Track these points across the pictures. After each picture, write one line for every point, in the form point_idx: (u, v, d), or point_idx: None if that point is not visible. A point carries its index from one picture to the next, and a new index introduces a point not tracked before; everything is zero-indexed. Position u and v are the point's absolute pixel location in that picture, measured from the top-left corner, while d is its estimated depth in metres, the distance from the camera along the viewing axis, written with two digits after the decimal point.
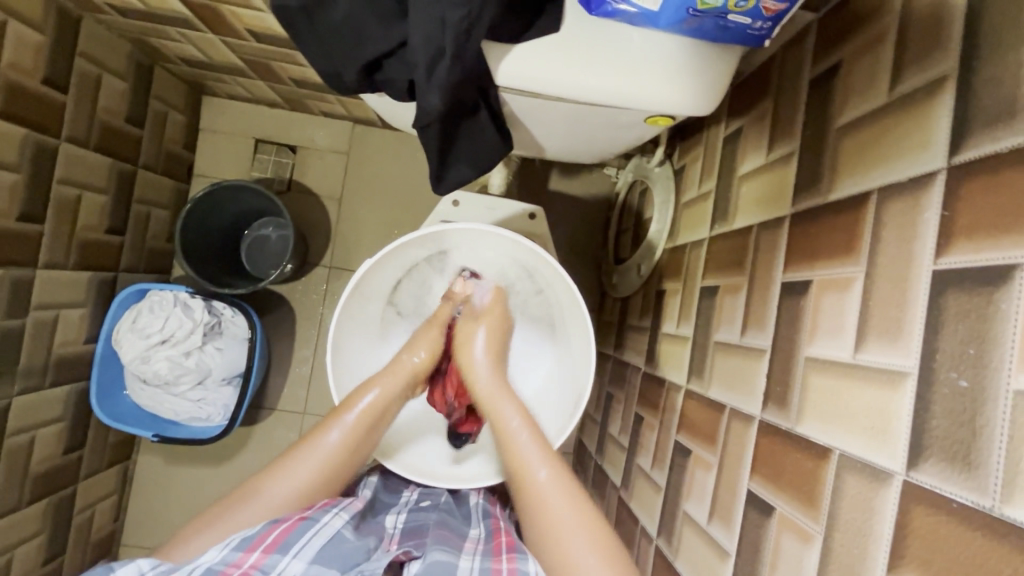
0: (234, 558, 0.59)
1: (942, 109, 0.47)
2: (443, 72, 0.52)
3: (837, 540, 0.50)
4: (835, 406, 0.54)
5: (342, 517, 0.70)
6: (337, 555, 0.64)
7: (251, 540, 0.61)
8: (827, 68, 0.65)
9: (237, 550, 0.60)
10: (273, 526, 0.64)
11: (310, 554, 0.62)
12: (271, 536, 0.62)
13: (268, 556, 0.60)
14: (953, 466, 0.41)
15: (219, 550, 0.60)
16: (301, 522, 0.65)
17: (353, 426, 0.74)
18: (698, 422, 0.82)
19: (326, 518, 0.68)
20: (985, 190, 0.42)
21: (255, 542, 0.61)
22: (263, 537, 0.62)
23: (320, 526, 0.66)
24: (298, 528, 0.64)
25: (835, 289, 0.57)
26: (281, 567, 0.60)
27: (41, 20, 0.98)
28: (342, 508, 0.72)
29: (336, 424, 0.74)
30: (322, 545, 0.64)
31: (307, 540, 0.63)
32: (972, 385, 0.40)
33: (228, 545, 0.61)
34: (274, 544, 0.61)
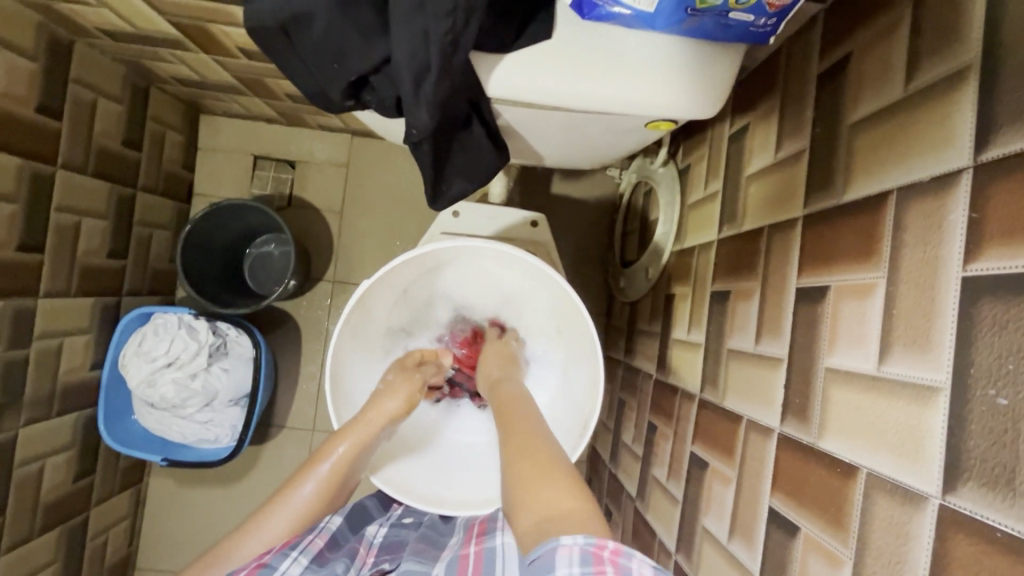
0: None
1: (964, 103, 0.44)
2: (431, 88, 0.49)
3: (869, 565, 0.47)
4: (859, 421, 0.50)
5: (300, 564, 0.62)
6: None
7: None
8: (836, 61, 0.62)
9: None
10: None
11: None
12: None
13: None
14: (995, 491, 0.37)
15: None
16: (257, 572, 0.59)
17: (327, 479, 0.70)
18: (714, 433, 0.79)
19: (284, 565, 0.61)
20: (1016, 190, 0.39)
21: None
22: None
23: (280, 573, 0.59)
24: None
25: (856, 296, 0.53)
26: None
27: (32, 47, 0.97)
28: (301, 550, 0.64)
29: (312, 473, 0.70)
30: None
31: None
32: (1013, 404, 0.37)
33: None
34: None
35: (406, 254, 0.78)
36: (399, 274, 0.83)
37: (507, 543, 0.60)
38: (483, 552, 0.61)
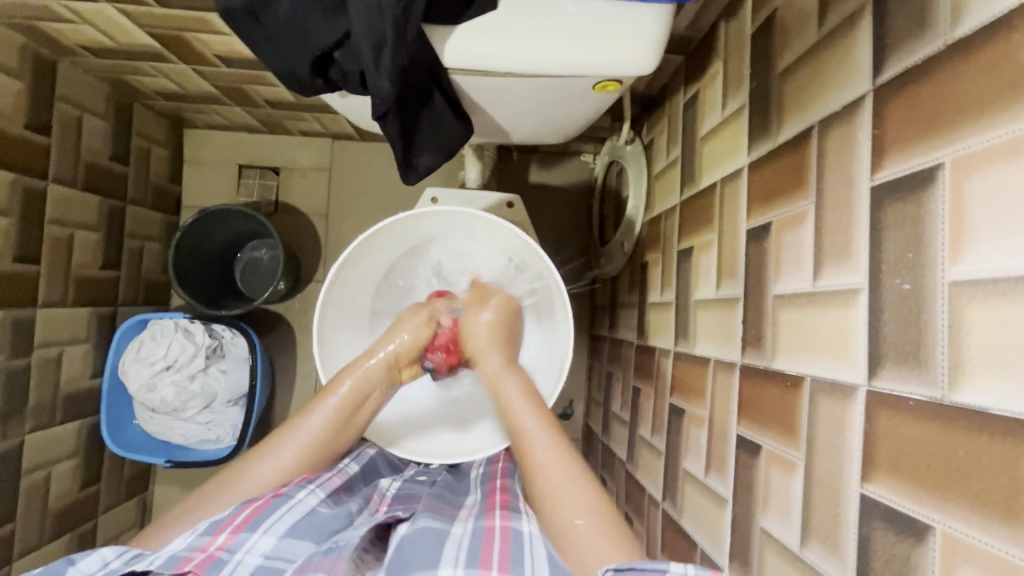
0: (201, 543, 0.58)
1: (864, 36, 0.49)
2: (389, 56, 0.54)
3: (817, 461, 0.51)
4: (803, 337, 0.55)
5: (317, 494, 0.69)
6: (311, 527, 0.64)
7: (218, 523, 0.61)
8: (765, 18, 0.67)
9: (203, 535, 0.59)
10: (242, 508, 0.64)
11: (282, 529, 0.62)
12: (240, 517, 0.62)
13: (236, 535, 0.60)
14: (906, 368, 0.41)
15: (184, 538, 0.59)
16: (273, 501, 0.65)
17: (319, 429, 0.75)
18: (689, 381, 0.83)
19: (301, 494, 0.68)
20: (905, 103, 0.43)
21: (223, 524, 0.61)
22: (232, 519, 0.62)
23: (293, 502, 0.66)
24: (270, 506, 0.64)
25: (792, 225, 0.58)
26: (250, 543, 0.59)
27: (18, 67, 1.02)
28: (318, 484, 0.71)
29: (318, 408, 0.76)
30: (296, 520, 0.64)
31: (279, 516, 0.63)
32: (914, 287, 0.41)
33: (195, 532, 0.60)
34: (244, 523, 0.61)
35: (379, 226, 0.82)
36: (375, 247, 0.86)
37: (535, 534, 0.61)
38: (509, 531, 0.60)
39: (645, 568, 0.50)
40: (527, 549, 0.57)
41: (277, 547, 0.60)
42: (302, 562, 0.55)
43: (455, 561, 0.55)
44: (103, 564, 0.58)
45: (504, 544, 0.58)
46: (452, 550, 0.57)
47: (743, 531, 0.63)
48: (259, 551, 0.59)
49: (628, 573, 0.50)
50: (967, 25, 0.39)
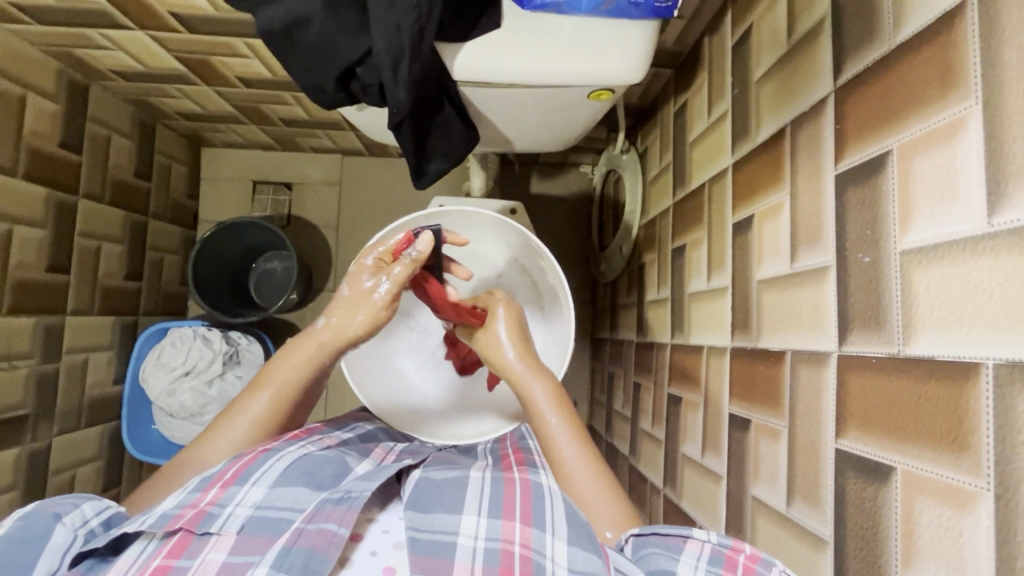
0: (193, 499, 0.58)
1: (825, 44, 0.56)
2: (405, 71, 0.61)
3: (800, 426, 0.56)
4: (784, 315, 0.60)
5: (309, 446, 0.68)
6: (303, 473, 0.63)
7: (209, 479, 0.60)
8: (742, 32, 0.74)
9: (194, 492, 0.58)
10: (232, 462, 0.62)
11: (271, 479, 0.61)
12: (229, 472, 0.61)
13: (227, 489, 0.59)
14: (870, 332, 0.47)
15: (175, 496, 0.58)
16: (262, 454, 0.64)
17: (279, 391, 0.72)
18: (685, 369, 0.88)
19: (291, 448, 0.67)
20: (860, 100, 0.50)
21: (213, 480, 0.60)
22: (222, 474, 0.60)
23: (284, 453, 0.65)
24: (259, 459, 0.63)
25: (772, 215, 0.64)
26: (241, 495, 0.58)
27: (54, 90, 1.10)
28: (311, 440, 0.70)
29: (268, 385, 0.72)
30: (287, 467, 0.63)
31: (268, 467, 0.62)
32: (872, 259, 0.47)
33: (186, 488, 0.59)
34: (234, 477, 0.60)
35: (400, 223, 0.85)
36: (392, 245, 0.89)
37: (552, 484, 0.62)
38: (529, 484, 0.62)
39: (667, 534, 0.55)
40: (546, 496, 0.60)
41: (268, 496, 0.59)
42: (312, 510, 0.57)
43: (478, 509, 0.58)
44: (83, 523, 0.55)
45: (524, 493, 0.60)
46: (474, 498, 0.60)
47: (736, 502, 0.68)
48: (250, 503, 0.58)
49: (652, 535, 0.56)
50: (905, 31, 0.45)
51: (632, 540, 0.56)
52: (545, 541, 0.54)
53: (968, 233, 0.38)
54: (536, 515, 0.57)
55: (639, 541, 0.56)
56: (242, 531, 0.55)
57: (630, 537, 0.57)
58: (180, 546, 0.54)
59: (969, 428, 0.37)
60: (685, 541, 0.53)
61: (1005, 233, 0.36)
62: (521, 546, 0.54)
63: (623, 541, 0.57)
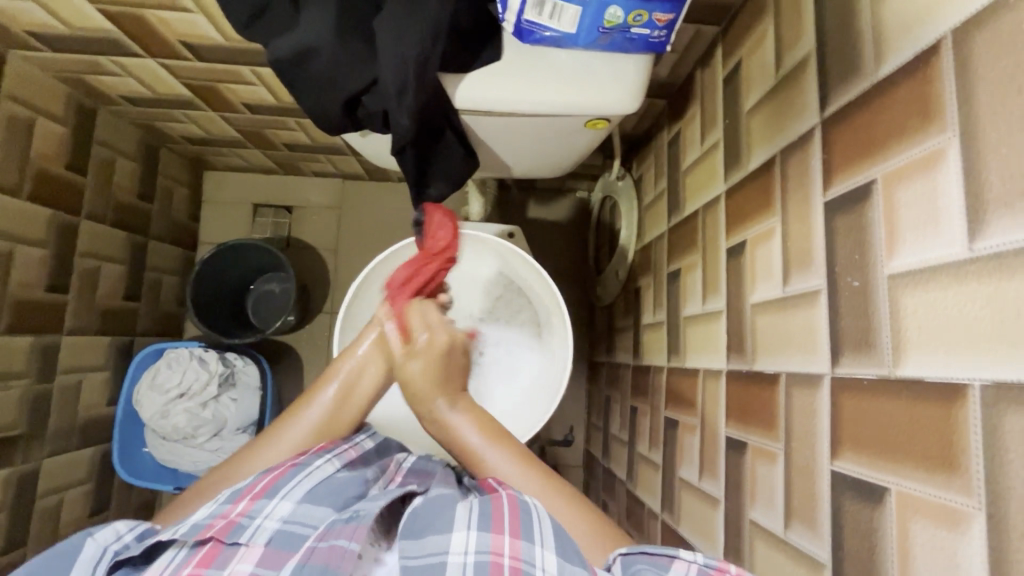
0: (223, 509, 0.56)
1: (810, 80, 0.58)
2: (410, 99, 0.63)
3: (795, 446, 0.56)
4: (776, 338, 0.62)
5: (334, 463, 0.67)
6: (329, 492, 0.61)
7: (239, 492, 0.59)
8: (732, 66, 0.78)
9: (225, 503, 0.57)
10: (264, 475, 0.62)
11: (300, 495, 0.60)
12: (260, 484, 0.60)
13: (256, 502, 0.57)
14: (861, 354, 0.48)
15: (206, 508, 0.57)
16: (291, 469, 0.63)
17: (346, 382, 0.76)
18: (681, 392, 0.89)
19: (319, 462, 0.66)
20: (846, 130, 0.52)
21: (244, 492, 0.59)
22: (252, 486, 0.60)
23: (312, 468, 0.64)
24: (289, 474, 0.62)
25: (764, 241, 0.66)
26: (269, 509, 0.57)
27: (63, 113, 1.12)
28: (336, 454, 0.69)
29: (317, 399, 0.74)
30: (314, 483, 0.62)
31: (297, 482, 0.61)
32: (861, 283, 0.48)
33: (217, 501, 0.58)
34: (264, 489, 0.59)
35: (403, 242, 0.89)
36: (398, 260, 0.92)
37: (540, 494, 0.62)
38: (517, 499, 0.59)
39: (654, 553, 0.54)
40: (536, 506, 0.58)
41: (295, 512, 0.57)
42: (323, 529, 0.56)
43: (467, 524, 0.56)
44: (117, 537, 0.54)
45: (512, 503, 0.59)
46: (463, 512, 0.58)
47: (734, 525, 0.68)
48: (277, 517, 0.56)
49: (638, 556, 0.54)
50: (886, 67, 0.48)
51: (621, 559, 0.55)
52: (535, 552, 0.53)
53: (949, 258, 0.40)
54: (524, 526, 0.55)
55: (627, 560, 0.54)
56: (268, 544, 0.53)
57: (618, 557, 0.55)
58: (209, 556, 0.52)
59: (959, 447, 0.38)
60: (672, 561, 0.53)
61: (987, 257, 0.37)
62: (511, 558, 0.52)
63: (612, 560, 0.55)
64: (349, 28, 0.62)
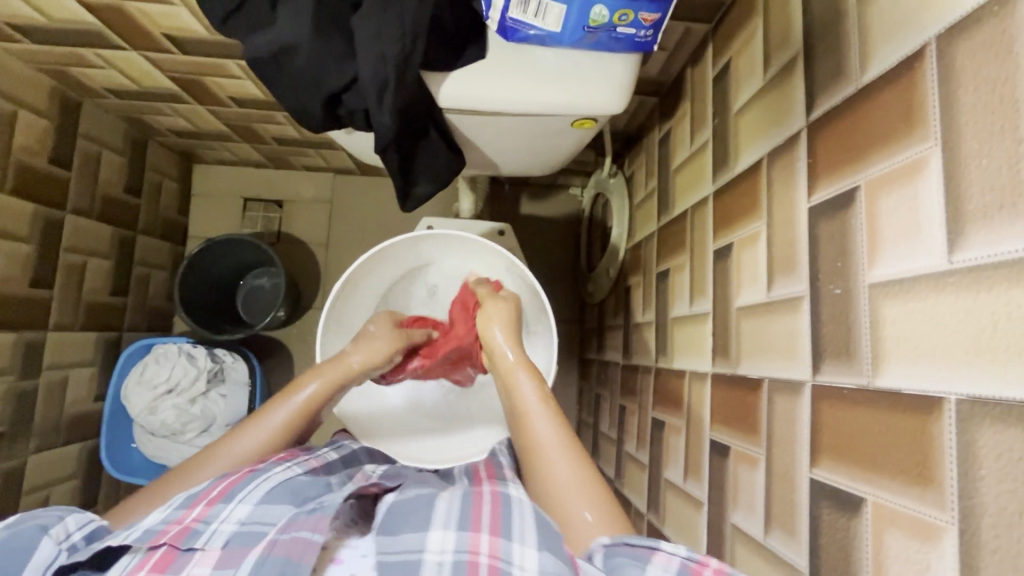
0: (177, 516, 0.56)
1: (797, 82, 0.58)
2: (391, 98, 0.62)
3: (775, 452, 0.56)
4: (760, 343, 0.61)
5: (294, 469, 0.66)
6: (289, 492, 0.61)
7: (195, 497, 0.58)
8: (722, 66, 0.77)
9: (179, 509, 0.57)
10: (220, 480, 0.61)
11: (258, 496, 0.59)
12: (216, 489, 0.59)
13: (211, 507, 0.57)
14: (841, 362, 0.48)
15: (160, 513, 0.57)
16: (249, 474, 0.63)
17: (323, 390, 0.75)
18: (668, 394, 0.88)
19: (277, 469, 0.65)
20: (831, 135, 0.51)
21: (199, 497, 0.58)
22: (207, 492, 0.59)
23: (270, 473, 0.63)
24: (246, 478, 0.62)
25: (750, 244, 0.65)
26: (225, 513, 0.56)
27: (46, 106, 1.11)
28: (298, 462, 0.68)
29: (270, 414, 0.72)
30: (273, 486, 0.61)
31: (254, 486, 0.60)
32: (842, 290, 0.48)
33: (171, 506, 0.58)
34: (220, 495, 0.59)
35: (389, 241, 0.87)
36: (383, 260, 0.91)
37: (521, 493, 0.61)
38: (498, 494, 0.61)
39: (636, 544, 0.52)
40: (515, 505, 0.58)
41: (253, 513, 0.57)
42: (285, 521, 0.55)
43: (444, 523, 0.56)
44: (66, 536, 0.54)
45: (491, 504, 0.59)
46: (443, 513, 0.57)
47: (716, 529, 0.68)
48: (235, 520, 0.56)
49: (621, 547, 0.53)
50: (871, 72, 0.47)
51: (603, 549, 0.53)
52: (512, 548, 0.52)
53: (929, 270, 0.39)
54: (504, 526, 0.55)
55: (609, 550, 0.53)
56: (226, 547, 0.53)
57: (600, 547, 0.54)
58: (163, 561, 0.51)
59: (933, 461, 0.38)
60: (653, 552, 0.50)
61: (966, 270, 0.37)
62: (488, 557, 0.51)
63: (593, 551, 0.54)
64: (329, 24, 0.61)
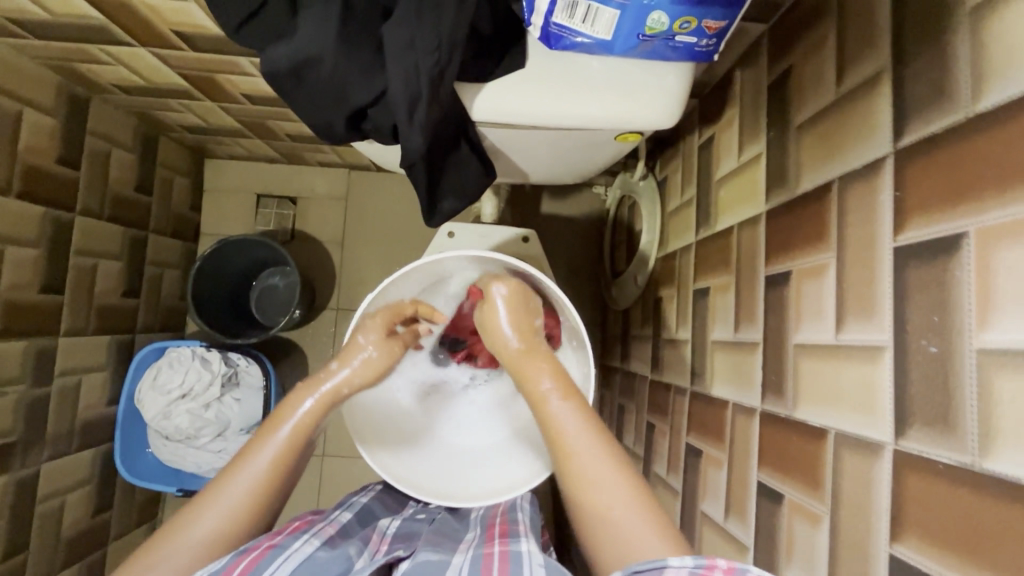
0: None
1: (882, 101, 0.51)
2: (423, 113, 0.57)
3: (843, 515, 0.51)
4: (825, 389, 0.55)
5: (313, 542, 0.62)
6: None
7: None
8: (781, 72, 0.70)
9: None
10: (236, 561, 0.56)
11: None
12: (236, 571, 0.54)
13: None
14: (934, 430, 0.42)
15: None
16: (268, 552, 0.58)
17: (291, 438, 0.69)
18: (706, 422, 0.83)
19: (296, 544, 0.60)
20: (926, 169, 0.45)
21: None
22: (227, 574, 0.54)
23: (291, 551, 0.59)
24: (267, 557, 0.57)
25: (814, 276, 0.59)
26: None
27: (53, 104, 1.06)
28: (313, 533, 0.64)
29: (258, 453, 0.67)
30: (295, 568, 0.57)
31: (276, 568, 0.56)
32: (940, 350, 0.42)
33: None
34: None
35: (410, 264, 0.81)
36: (404, 284, 0.85)
37: (532, 549, 0.59)
38: (508, 552, 0.59)
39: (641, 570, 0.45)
40: (524, 559, 0.58)
41: None
42: None
43: None
44: None
45: (501, 563, 0.57)
46: None
47: None
48: None
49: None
50: (988, 99, 0.40)
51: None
52: None
53: None
54: None
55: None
56: None
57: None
58: None
59: None
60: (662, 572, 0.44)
61: None
62: None
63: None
64: (355, 32, 0.55)
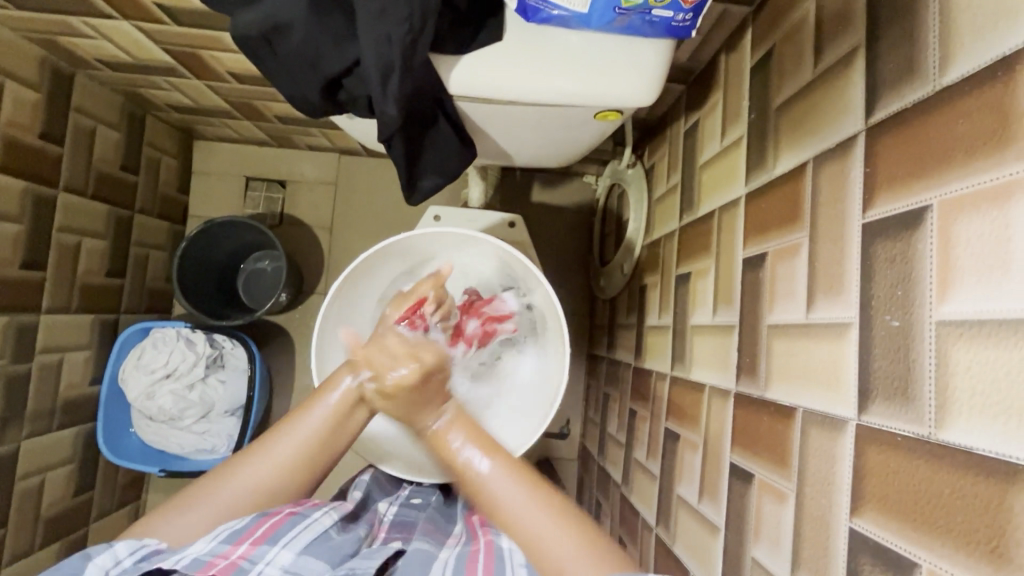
0: (222, 551, 0.58)
1: (856, 78, 0.51)
2: (395, 86, 0.56)
3: (808, 492, 0.51)
4: (795, 367, 0.56)
5: (331, 516, 0.68)
6: (324, 549, 0.63)
7: (239, 532, 0.60)
8: (763, 54, 0.69)
9: (224, 543, 0.58)
10: (262, 519, 0.62)
11: (296, 545, 0.61)
12: (260, 529, 0.61)
13: (256, 548, 0.59)
14: (894, 404, 0.42)
15: (207, 542, 0.59)
16: (289, 518, 0.64)
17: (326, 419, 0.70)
18: (684, 406, 0.83)
19: (316, 515, 0.66)
20: (894, 144, 0.45)
21: (244, 534, 0.60)
22: (252, 529, 0.60)
23: (309, 521, 0.65)
24: (286, 524, 0.62)
25: (787, 256, 0.59)
26: (265, 559, 0.58)
27: (36, 78, 1.05)
28: (332, 506, 0.70)
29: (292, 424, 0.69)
30: (309, 539, 0.63)
31: (294, 534, 0.62)
32: (902, 324, 0.42)
33: (215, 537, 0.59)
34: (263, 537, 0.60)
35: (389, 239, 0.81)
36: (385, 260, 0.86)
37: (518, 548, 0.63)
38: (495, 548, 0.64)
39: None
40: (508, 557, 0.62)
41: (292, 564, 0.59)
42: None
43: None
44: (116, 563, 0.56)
45: (489, 558, 0.62)
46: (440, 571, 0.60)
47: (735, 559, 0.63)
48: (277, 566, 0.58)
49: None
50: (954, 72, 0.40)
51: None
52: None
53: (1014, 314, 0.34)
54: None
55: None
56: None
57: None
58: None
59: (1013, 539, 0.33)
60: None
61: None
62: None
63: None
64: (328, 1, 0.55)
